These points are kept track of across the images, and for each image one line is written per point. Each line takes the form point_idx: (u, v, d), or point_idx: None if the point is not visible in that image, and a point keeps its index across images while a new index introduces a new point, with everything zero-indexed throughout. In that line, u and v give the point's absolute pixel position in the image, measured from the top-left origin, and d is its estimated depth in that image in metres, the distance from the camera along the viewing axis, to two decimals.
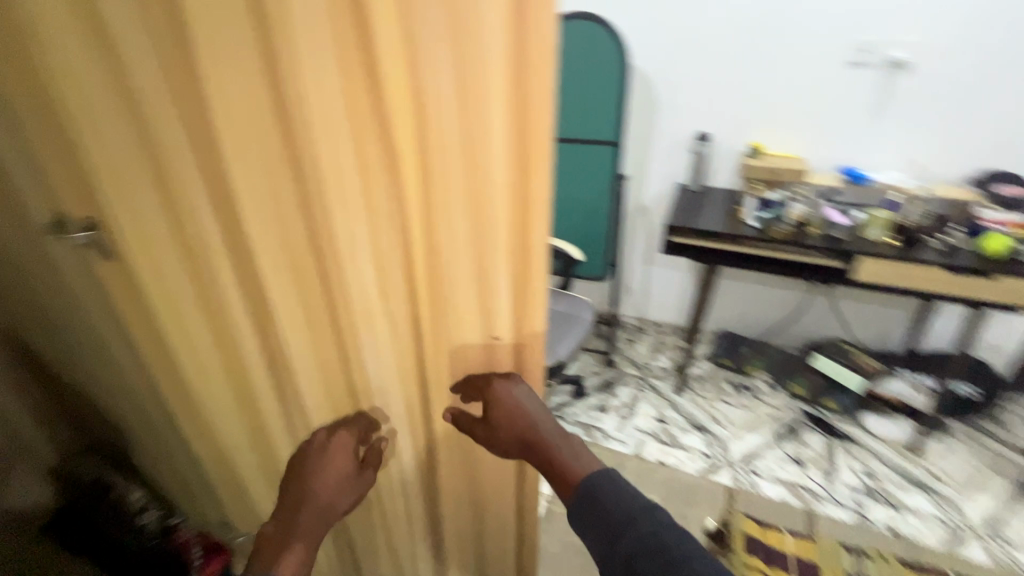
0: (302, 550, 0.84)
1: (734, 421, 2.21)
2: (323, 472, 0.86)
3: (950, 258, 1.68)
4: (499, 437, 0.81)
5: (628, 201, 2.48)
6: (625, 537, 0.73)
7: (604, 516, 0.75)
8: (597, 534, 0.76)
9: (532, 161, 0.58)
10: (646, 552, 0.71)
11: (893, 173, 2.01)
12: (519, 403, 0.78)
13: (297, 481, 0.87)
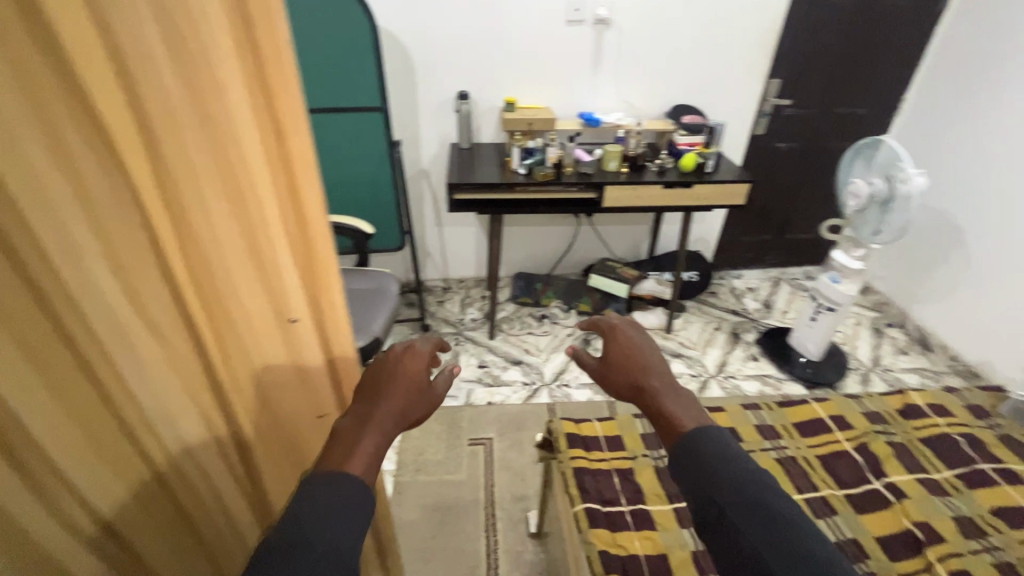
0: (372, 450, 0.63)
1: (543, 348, 2.51)
2: (400, 368, 0.70)
3: (664, 176, 2.13)
4: (622, 374, 0.85)
5: (406, 167, 2.49)
6: (724, 488, 0.67)
7: (707, 467, 0.69)
8: (695, 488, 0.69)
9: (284, 130, 0.50)
10: (743, 499, 0.65)
11: (619, 117, 2.35)
12: (632, 344, 0.87)
13: (376, 380, 0.69)
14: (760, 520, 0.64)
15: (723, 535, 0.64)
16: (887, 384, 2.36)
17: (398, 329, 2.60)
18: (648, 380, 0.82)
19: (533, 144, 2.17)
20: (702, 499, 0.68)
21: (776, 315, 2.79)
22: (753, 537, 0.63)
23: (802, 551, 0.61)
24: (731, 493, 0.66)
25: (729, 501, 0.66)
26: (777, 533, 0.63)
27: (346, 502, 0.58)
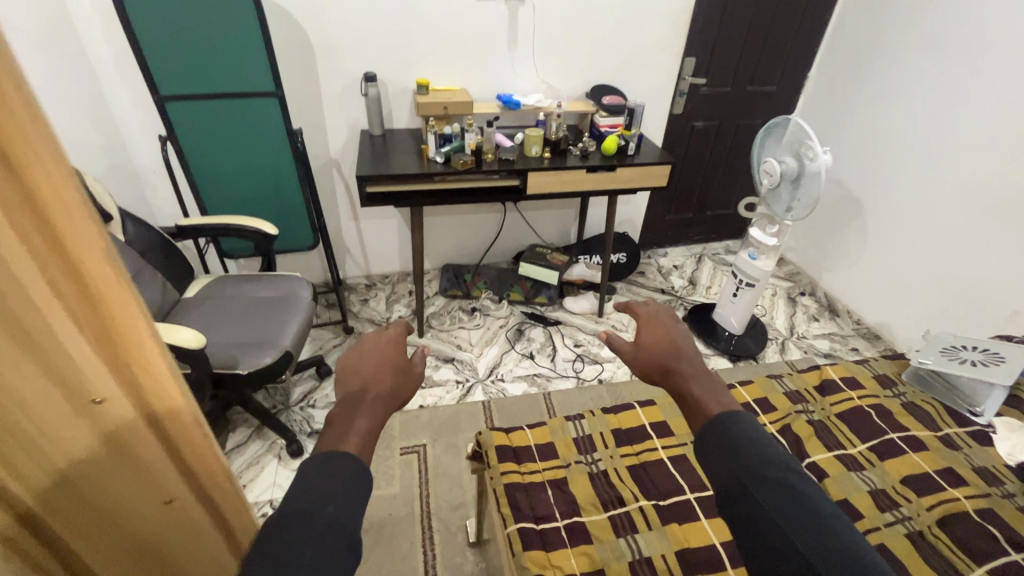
0: (367, 427, 0.73)
1: (475, 342, 2.42)
2: (378, 360, 0.83)
3: (587, 160, 2.07)
4: (650, 357, 0.89)
5: (313, 159, 2.27)
6: (751, 469, 0.69)
7: (737, 450, 0.71)
8: (720, 466, 0.71)
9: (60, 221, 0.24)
10: (770, 481, 0.68)
11: (539, 98, 2.24)
12: (661, 329, 0.92)
13: (358, 372, 0.80)
14: (789, 502, 0.66)
15: (747, 512, 0.67)
16: (802, 351, 2.50)
17: (318, 334, 2.42)
18: (679, 364, 0.86)
19: (450, 130, 2.04)
20: (728, 479, 0.70)
21: (700, 291, 2.87)
22: (782, 518, 0.65)
23: (829, 535, 0.64)
24: (759, 475, 0.68)
25: (756, 482, 0.68)
26: (804, 516, 0.65)
27: (345, 464, 0.66)
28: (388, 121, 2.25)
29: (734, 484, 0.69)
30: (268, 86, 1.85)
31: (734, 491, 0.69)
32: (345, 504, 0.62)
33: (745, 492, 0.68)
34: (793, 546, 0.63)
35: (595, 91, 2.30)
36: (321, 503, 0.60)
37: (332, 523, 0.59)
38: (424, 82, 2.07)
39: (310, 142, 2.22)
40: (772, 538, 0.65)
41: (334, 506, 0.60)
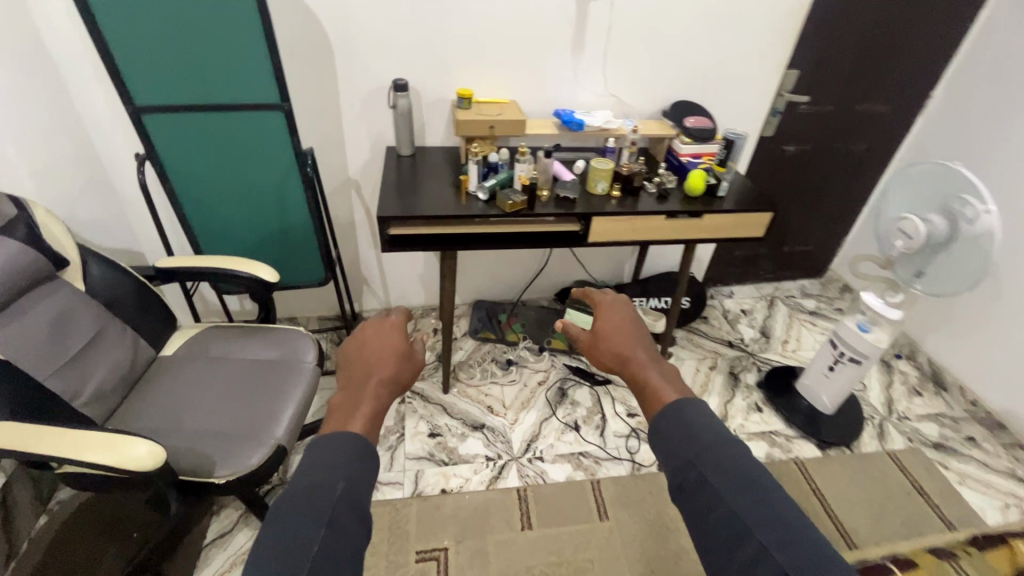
0: (373, 416, 0.70)
1: (510, 404, 2.05)
2: (379, 345, 0.78)
3: (666, 203, 1.64)
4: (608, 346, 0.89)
5: (329, 179, 1.89)
6: (706, 456, 0.63)
7: (690, 434, 0.66)
8: (674, 454, 0.65)
9: None
10: (728, 470, 0.62)
11: (608, 115, 1.80)
12: (619, 316, 0.92)
13: (359, 356, 0.78)
14: (748, 493, 0.60)
15: (703, 505, 0.61)
16: (905, 438, 2.05)
17: (327, 382, 2.07)
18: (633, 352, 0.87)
19: (496, 158, 1.61)
20: (681, 464, 0.64)
21: (775, 347, 2.44)
22: (738, 508, 0.59)
23: (787, 523, 0.58)
24: (714, 461, 0.62)
25: (709, 467, 0.62)
26: (763, 505, 0.59)
27: (348, 449, 0.64)
28: (420, 137, 1.85)
29: (687, 473, 0.63)
30: (271, 96, 1.46)
31: (688, 480, 0.63)
32: (356, 478, 0.62)
33: (698, 480, 0.62)
34: (752, 537, 0.57)
35: (676, 109, 1.85)
36: (331, 486, 0.59)
37: (345, 501, 0.59)
38: (468, 93, 1.66)
39: (325, 159, 1.84)
40: (727, 533, 0.58)
41: (345, 486, 0.60)
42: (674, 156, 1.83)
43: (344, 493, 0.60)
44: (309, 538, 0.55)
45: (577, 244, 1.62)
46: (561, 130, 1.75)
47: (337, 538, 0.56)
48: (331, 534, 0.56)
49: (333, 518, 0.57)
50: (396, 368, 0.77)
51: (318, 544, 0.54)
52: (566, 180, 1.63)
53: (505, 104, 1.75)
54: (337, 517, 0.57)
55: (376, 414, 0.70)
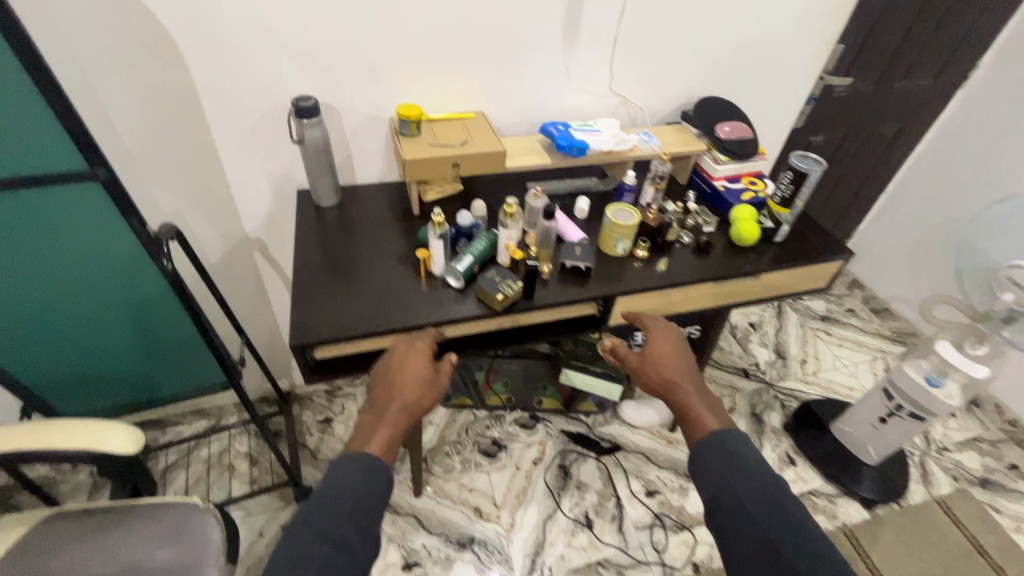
0: (386, 439, 0.83)
1: (502, 502, 1.62)
2: (409, 368, 0.90)
3: (709, 263, 1.18)
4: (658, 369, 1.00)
5: (217, 241, 1.28)
6: (742, 481, 0.78)
7: (727, 463, 0.82)
8: (711, 478, 0.81)
9: None
10: (762, 496, 0.76)
11: (615, 128, 1.28)
12: (672, 346, 1.03)
13: (387, 379, 0.90)
14: (774, 514, 0.73)
15: (735, 520, 0.75)
16: (950, 477, 1.81)
17: (258, 502, 1.56)
18: (682, 381, 0.98)
19: (469, 220, 1.07)
20: (718, 488, 0.79)
21: (793, 371, 2.11)
22: (765, 523, 0.73)
23: (807, 537, 0.71)
24: (747, 486, 0.77)
25: (742, 490, 0.77)
26: (785, 525, 0.72)
27: (365, 469, 0.77)
28: (347, 171, 1.26)
29: (722, 493, 0.78)
30: (62, 156, 0.82)
31: (723, 502, 0.78)
32: (364, 501, 0.73)
33: (732, 501, 0.77)
34: (774, 545, 0.70)
35: (702, 112, 1.35)
36: (341, 506, 0.71)
37: (352, 524, 0.69)
38: (416, 114, 1.10)
39: (207, 216, 1.23)
40: (757, 544, 0.71)
41: (351, 511, 0.71)
42: (704, 180, 1.35)
43: (350, 519, 0.70)
44: (311, 555, 0.64)
45: (593, 331, 1.15)
46: (554, 159, 1.23)
47: (340, 559, 0.65)
48: (333, 552, 0.65)
49: (337, 539, 0.67)
50: (420, 391, 0.90)
51: (320, 558, 0.64)
52: (573, 242, 1.12)
53: (471, 122, 1.20)
54: (343, 540, 0.67)
55: (393, 437, 0.84)
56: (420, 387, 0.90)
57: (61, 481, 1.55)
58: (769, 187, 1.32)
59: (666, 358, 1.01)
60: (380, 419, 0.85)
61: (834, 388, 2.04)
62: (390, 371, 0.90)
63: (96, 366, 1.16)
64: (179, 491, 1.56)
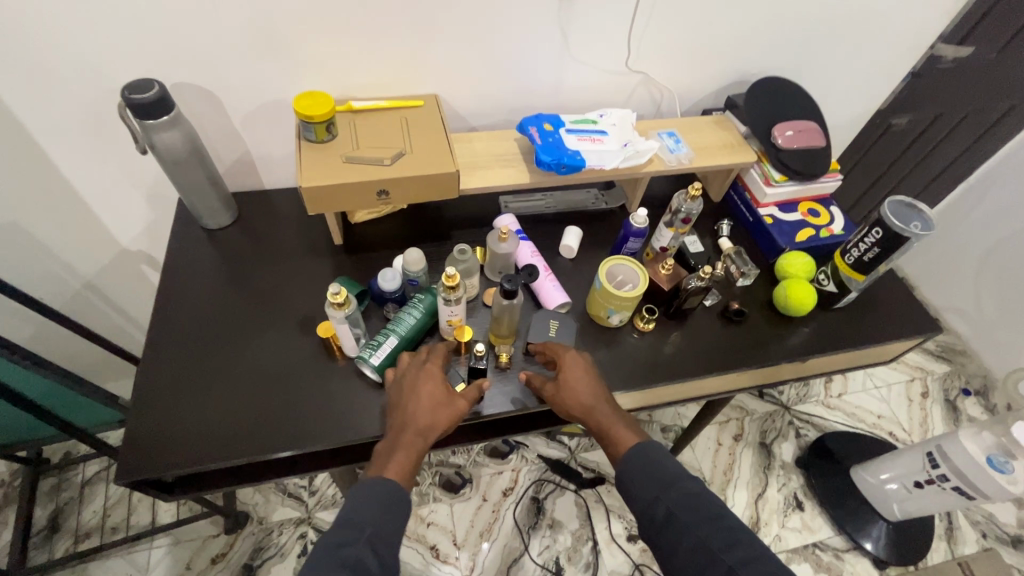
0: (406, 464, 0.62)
1: (463, 540, 1.43)
2: (419, 382, 0.67)
3: (738, 338, 0.85)
4: (571, 391, 0.70)
5: (88, 256, 0.98)
6: (673, 488, 0.62)
7: (656, 471, 0.64)
8: (641, 492, 0.63)
9: None
10: (696, 504, 0.61)
11: (628, 127, 0.89)
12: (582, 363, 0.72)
13: (397, 401, 0.67)
14: (712, 523, 0.59)
15: (674, 539, 0.60)
16: (978, 534, 1.56)
17: (185, 529, 1.37)
18: (600, 405, 0.70)
19: (395, 282, 0.76)
20: (649, 502, 0.63)
21: (815, 392, 1.82)
22: (706, 534, 0.58)
23: (752, 542, 0.58)
24: (678, 493, 0.62)
25: (677, 498, 0.61)
26: (727, 533, 0.58)
27: (384, 502, 0.58)
28: (247, 172, 0.92)
29: (655, 509, 0.62)
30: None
31: (657, 516, 0.62)
32: (384, 525, 0.57)
33: (666, 515, 0.61)
34: (718, 560, 0.57)
35: (754, 104, 0.95)
36: (358, 531, 0.55)
37: (372, 550, 0.55)
38: (325, 114, 0.73)
39: (63, 229, 0.92)
40: (699, 561, 0.57)
41: (372, 534, 0.56)
42: (747, 205, 0.98)
43: (369, 543, 0.55)
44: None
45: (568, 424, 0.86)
46: (534, 174, 0.86)
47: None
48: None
49: (357, 566, 0.53)
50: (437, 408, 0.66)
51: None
52: (548, 313, 0.80)
53: (415, 117, 0.83)
54: (363, 567, 0.53)
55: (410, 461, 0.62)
56: (437, 408, 0.66)
57: None
58: (835, 221, 0.95)
59: (576, 376, 0.71)
60: (392, 452, 0.63)
61: (860, 417, 1.75)
62: (402, 389, 0.68)
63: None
64: (97, 511, 1.38)
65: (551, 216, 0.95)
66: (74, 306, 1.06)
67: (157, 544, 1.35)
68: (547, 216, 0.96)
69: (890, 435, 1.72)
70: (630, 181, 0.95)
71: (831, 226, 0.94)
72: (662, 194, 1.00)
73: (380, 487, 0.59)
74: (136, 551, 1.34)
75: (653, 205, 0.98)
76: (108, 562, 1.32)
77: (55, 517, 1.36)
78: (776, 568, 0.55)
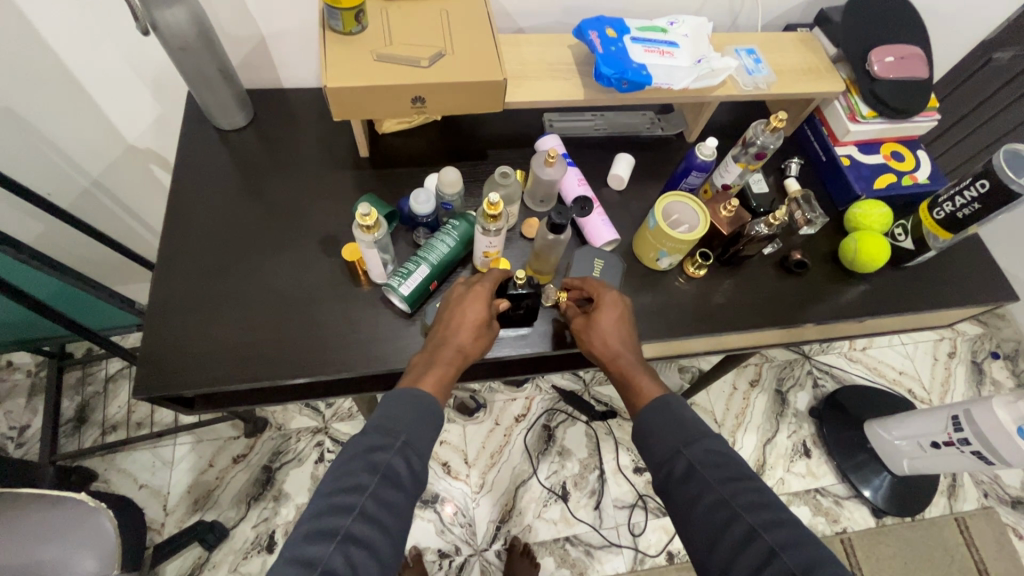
0: (441, 380, 0.60)
1: (473, 459, 1.47)
2: (471, 304, 0.64)
3: (793, 292, 0.78)
4: (597, 331, 0.65)
5: (95, 153, 0.91)
6: (697, 443, 0.55)
7: (678, 423, 0.57)
8: (659, 445, 0.56)
9: None
10: (723, 463, 0.54)
11: (702, 39, 0.76)
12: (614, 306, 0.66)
13: (444, 316, 0.64)
14: (736, 482, 0.52)
15: (691, 497, 0.53)
16: (979, 492, 1.58)
17: (207, 430, 1.41)
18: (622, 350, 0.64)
19: (429, 205, 0.69)
20: (665, 457, 0.56)
21: (838, 343, 1.77)
22: (728, 493, 0.51)
23: (783, 510, 0.51)
24: (701, 449, 0.54)
25: (699, 454, 0.54)
26: (755, 497, 0.51)
27: (424, 414, 0.56)
28: (262, 65, 0.81)
29: (674, 462, 0.54)
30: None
31: (675, 471, 0.54)
32: (419, 432, 0.55)
33: (686, 470, 0.54)
34: (743, 523, 0.50)
35: (853, 20, 0.80)
36: (391, 437, 0.53)
37: (404, 456, 0.53)
38: None
39: (62, 119, 0.83)
40: (715, 510, 0.51)
41: (406, 440, 0.54)
42: (822, 141, 0.86)
43: (403, 450, 0.53)
44: (357, 486, 0.50)
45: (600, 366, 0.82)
46: (588, 90, 0.75)
47: (392, 491, 0.51)
48: (384, 486, 0.51)
49: (387, 471, 0.52)
50: (480, 333, 0.64)
51: (369, 493, 0.50)
52: (594, 250, 0.72)
53: (457, 10, 0.70)
54: (393, 474, 0.52)
55: (447, 379, 0.60)
56: (485, 332, 0.64)
57: None
58: (920, 168, 0.84)
59: (602, 313, 0.65)
60: (430, 366, 0.61)
61: (880, 371, 1.72)
62: (454, 306, 0.65)
63: None
64: (121, 407, 1.42)
65: (599, 140, 0.85)
66: (83, 203, 1.00)
67: (180, 441, 1.40)
68: (595, 140, 0.85)
69: (909, 392, 1.69)
70: (693, 106, 0.83)
71: (915, 174, 0.84)
72: (726, 124, 0.88)
73: (419, 397, 0.57)
74: (161, 446, 1.39)
75: (714, 135, 0.87)
76: (135, 453, 1.38)
77: (82, 409, 1.40)
78: (804, 533, 0.49)
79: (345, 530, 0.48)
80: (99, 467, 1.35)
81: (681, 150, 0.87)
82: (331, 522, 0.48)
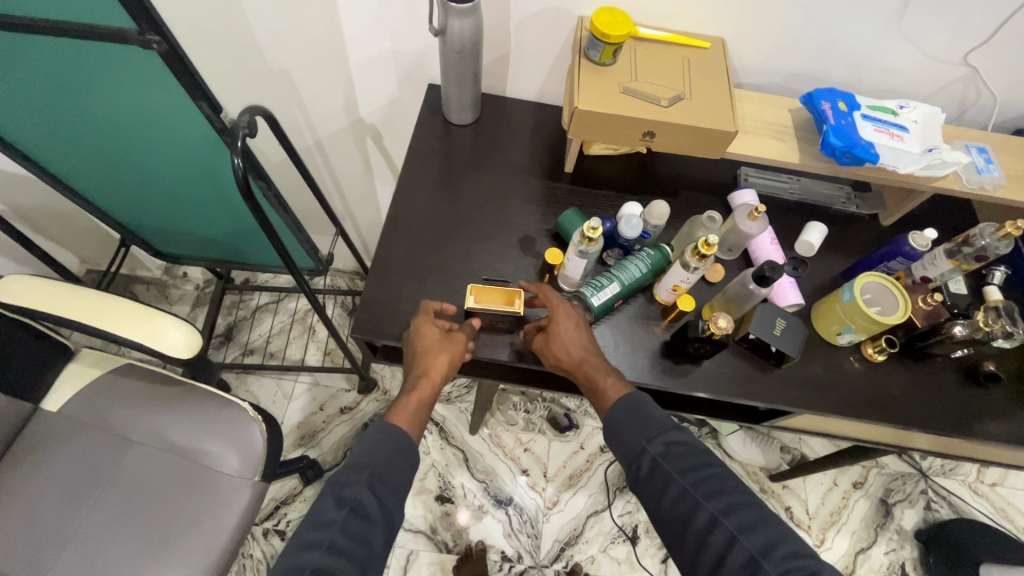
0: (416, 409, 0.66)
1: (552, 475, 1.49)
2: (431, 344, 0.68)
3: (977, 404, 0.74)
4: (562, 342, 0.67)
5: (328, 119, 1.05)
6: (657, 437, 0.60)
7: (641, 421, 0.61)
8: (627, 445, 0.61)
9: None
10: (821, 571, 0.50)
11: (935, 129, 0.75)
12: (572, 321, 0.68)
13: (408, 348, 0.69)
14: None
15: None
16: None
17: (323, 377, 1.55)
18: (586, 359, 0.67)
19: (636, 231, 0.73)
20: (633, 455, 0.60)
21: (963, 470, 1.61)
22: None
23: None
24: (665, 443, 0.59)
25: (662, 449, 0.59)
26: None
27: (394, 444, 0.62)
28: (498, 74, 0.91)
29: (641, 462, 0.59)
30: (103, 15, 0.63)
31: (643, 468, 0.59)
32: (384, 468, 0.60)
33: (652, 467, 0.58)
34: None
35: None
36: (358, 473, 0.59)
37: (370, 491, 0.58)
38: (622, 36, 0.68)
39: (322, 87, 0.98)
40: None
41: (370, 475, 0.59)
42: None
43: (368, 483, 0.59)
44: (327, 523, 0.56)
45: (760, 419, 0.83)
46: (806, 155, 0.76)
47: (358, 522, 0.56)
48: (352, 520, 0.56)
49: (355, 505, 0.57)
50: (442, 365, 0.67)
51: (337, 527, 0.55)
52: (776, 309, 0.72)
53: (697, 59, 0.76)
54: (360, 506, 0.57)
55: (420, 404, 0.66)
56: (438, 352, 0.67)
57: (172, 285, 1.63)
58: None
59: (561, 324, 0.68)
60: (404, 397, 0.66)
61: (1008, 515, 1.53)
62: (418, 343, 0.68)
63: (189, 224, 1.12)
64: (262, 335, 1.60)
65: (791, 204, 0.86)
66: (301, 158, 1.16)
67: (301, 379, 1.55)
68: (788, 203, 0.87)
69: None
70: (901, 192, 0.82)
71: None
72: (928, 218, 0.86)
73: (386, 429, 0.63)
74: (284, 380, 1.54)
75: (914, 225, 0.85)
76: (262, 380, 1.54)
77: (231, 328, 1.60)
78: None
79: (313, 564, 0.52)
80: (233, 382, 1.53)
81: (874, 231, 0.85)
82: (304, 557, 0.53)
